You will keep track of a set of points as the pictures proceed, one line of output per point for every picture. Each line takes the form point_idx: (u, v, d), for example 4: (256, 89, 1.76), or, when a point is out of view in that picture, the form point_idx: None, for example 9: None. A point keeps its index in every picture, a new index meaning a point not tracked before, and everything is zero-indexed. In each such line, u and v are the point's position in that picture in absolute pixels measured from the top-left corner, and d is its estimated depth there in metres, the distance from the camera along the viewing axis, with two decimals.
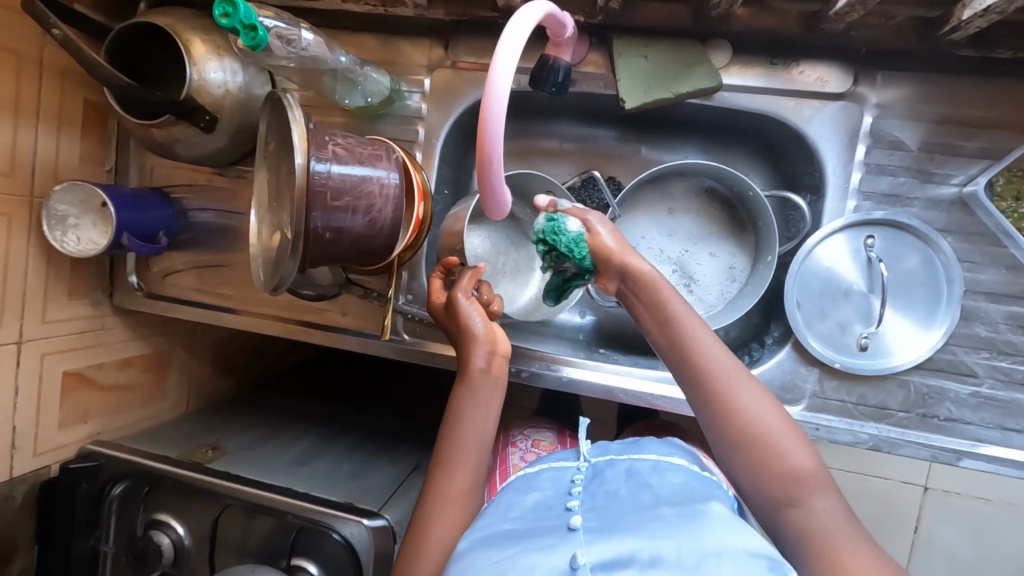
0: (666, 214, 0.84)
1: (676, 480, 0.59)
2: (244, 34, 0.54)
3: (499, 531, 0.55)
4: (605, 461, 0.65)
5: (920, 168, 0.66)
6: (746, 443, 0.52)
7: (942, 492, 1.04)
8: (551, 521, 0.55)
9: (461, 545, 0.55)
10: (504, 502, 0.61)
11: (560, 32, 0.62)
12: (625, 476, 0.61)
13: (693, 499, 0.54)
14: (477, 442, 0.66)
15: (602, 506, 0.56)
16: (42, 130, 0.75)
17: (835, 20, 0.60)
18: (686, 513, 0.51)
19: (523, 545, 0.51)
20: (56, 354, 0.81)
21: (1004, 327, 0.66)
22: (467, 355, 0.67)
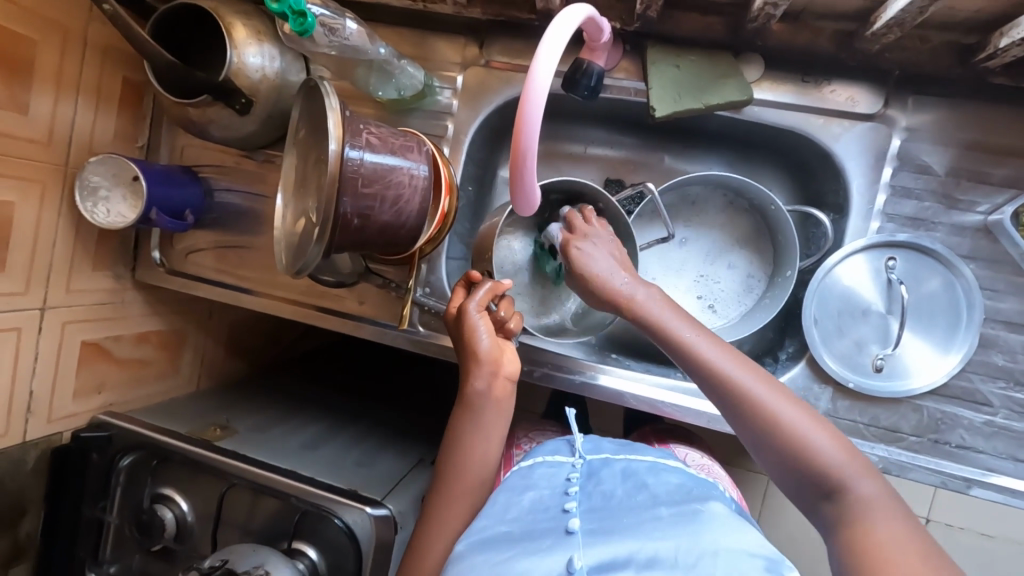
0: (678, 244, 0.84)
1: (672, 480, 0.61)
2: (293, 19, 0.55)
3: (497, 534, 0.55)
4: (599, 460, 0.66)
5: (946, 193, 0.66)
6: (776, 443, 0.54)
7: (946, 526, 1.03)
8: (548, 522, 0.56)
9: (458, 548, 0.55)
10: (499, 503, 0.60)
11: (597, 36, 0.63)
12: (621, 476, 0.62)
13: (690, 499, 0.56)
14: (480, 438, 0.68)
15: (600, 507, 0.57)
16: (81, 103, 0.76)
17: (871, 41, 0.60)
18: (683, 514, 0.52)
19: (521, 548, 0.52)
20: (77, 323, 0.82)
21: (1022, 357, 0.65)
22: (469, 377, 0.67)
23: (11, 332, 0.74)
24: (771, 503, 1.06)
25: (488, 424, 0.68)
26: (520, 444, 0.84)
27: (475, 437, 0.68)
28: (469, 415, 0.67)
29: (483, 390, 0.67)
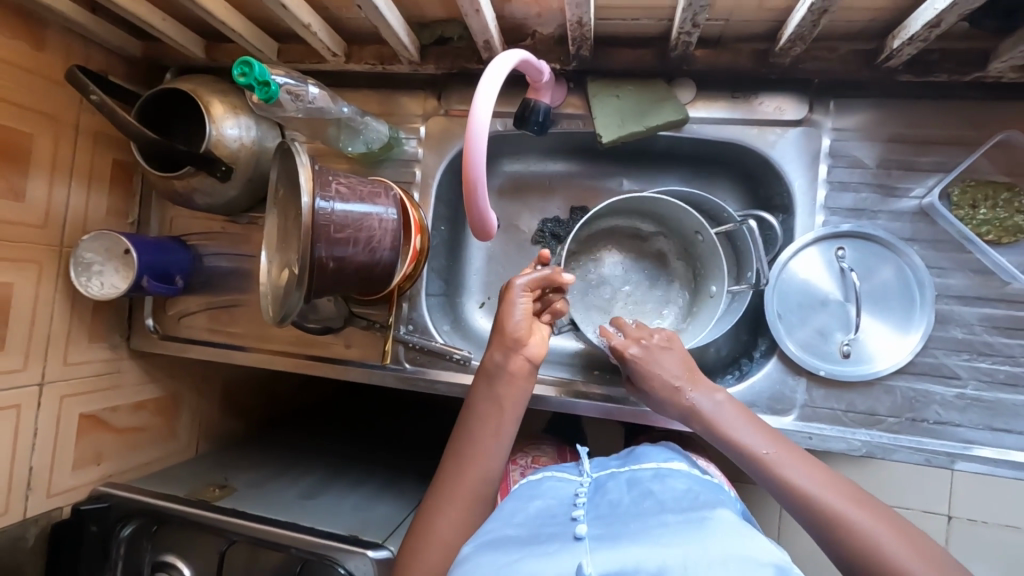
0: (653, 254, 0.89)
1: (679, 486, 0.58)
2: (259, 89, 0.60)
3: (503, 537, 0.53)
4: (606, 474, 0.65)
5: (880, 183, 0.71)
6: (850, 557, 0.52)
7: (968, 520, 1.02)
8: (555, 528, 0.54)
9: (465, 550, 0.54)
10: (507, 509, 0.59)
11: (539, 78, 0.69)
12: (627, 485, 0.60)
13: (699, 505, 0.53)
14: (490, 411, 0.69)
15: (607, 514, 0.55)
16: (74, 186, 0.82)
17: (782, 55, 0.67)
18: (691, 521, 0.49)
19: (528, 551, 0.50)
20: (75, 396, 0.85)
21: (980, 329, 0.68)
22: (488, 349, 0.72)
23: (10, 410, 0.76)
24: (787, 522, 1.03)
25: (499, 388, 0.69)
26: (515, 460, 0.86)
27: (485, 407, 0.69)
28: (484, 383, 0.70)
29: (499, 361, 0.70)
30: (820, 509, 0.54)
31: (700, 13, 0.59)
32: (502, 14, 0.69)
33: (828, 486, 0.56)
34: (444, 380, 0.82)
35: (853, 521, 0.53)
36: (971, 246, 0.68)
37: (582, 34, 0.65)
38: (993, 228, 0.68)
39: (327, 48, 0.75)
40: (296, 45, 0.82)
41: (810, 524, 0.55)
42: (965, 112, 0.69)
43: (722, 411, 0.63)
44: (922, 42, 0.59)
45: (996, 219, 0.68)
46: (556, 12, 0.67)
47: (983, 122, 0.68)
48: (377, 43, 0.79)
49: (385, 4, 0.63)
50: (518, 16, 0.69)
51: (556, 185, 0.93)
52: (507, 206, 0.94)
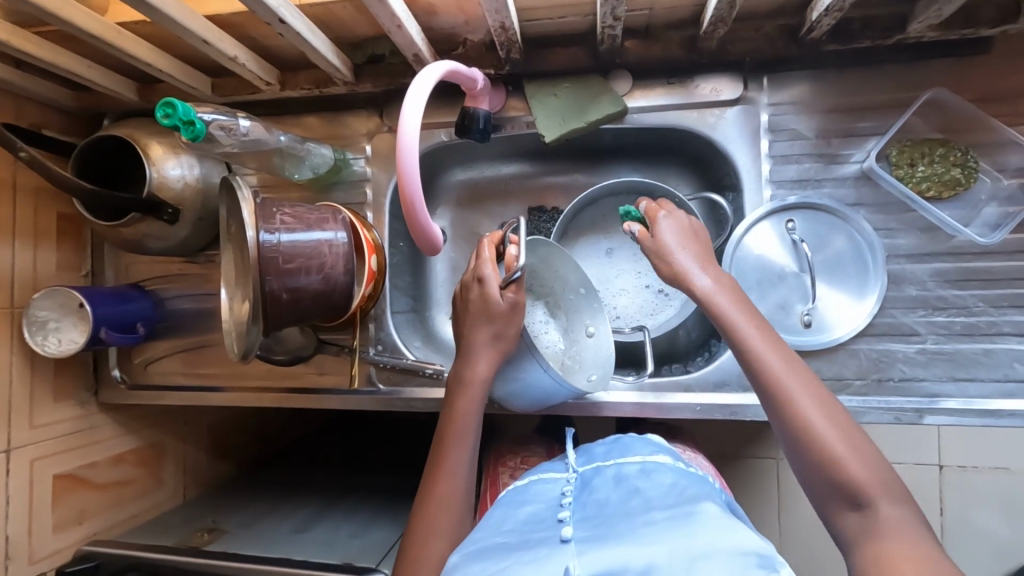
0: (605, 252, 0.88)
1: (665, 482, 0.57)
2: (184, 129, 0.60)
3: (492, 545, 0.53)
4: (592, 469, 0.65)
5: (821, 152, 0.72)
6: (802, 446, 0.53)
7: (959, 468, 1.04)
8: (544, 532, 0.53)
9: (453, 559, 0.53)
10: (496, 516, 0.59)
11: (473, 85, 0.69)
12: (614, 483, 0.59)
13: (685, 501, 0.52)
14: (475, 425, 0.68)
15: (594, 516, 0.54)
16: (19, 246, 0.80)
17: (708, 38, 0.67)
18: (677, 516, 0.49)
19: (516, 558, 0.49)
20: (46, 458, 0.83)
21: (933, 284, 0.69)
22: (472, 359, 0.66)
23: None
24: (786, 510, 1.03)
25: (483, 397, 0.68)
26: (504, 461, 0.86)
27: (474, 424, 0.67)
28: (472, 398, 0.67)
29: (487, 375, 0.66)
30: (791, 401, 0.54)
31: (618, 7, 0.59)
32: (429, 26, 0.68)
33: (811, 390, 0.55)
34: (420, 396, 0.81)
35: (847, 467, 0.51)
36: (914, 205, 0.70)
37: (508, 38, 0.65)
38: (933, 184, 0.69)
39: (259, 77, 0.74)
40: (230, 78, 0.81)
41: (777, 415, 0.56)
42: (893, 74, 0.70)
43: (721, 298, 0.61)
44: (839, 11, 0.60)
45: (935, 174, 0.69)
46: (481, 19, 0.67)
47: (911, 82, 0.69)
48: (311, 68, 0.79)
49: (308, 29, 0.63)
50: (445, 27, 0.69)
51: (511, 189, 0.93)
52: (464, 215, 0.94)
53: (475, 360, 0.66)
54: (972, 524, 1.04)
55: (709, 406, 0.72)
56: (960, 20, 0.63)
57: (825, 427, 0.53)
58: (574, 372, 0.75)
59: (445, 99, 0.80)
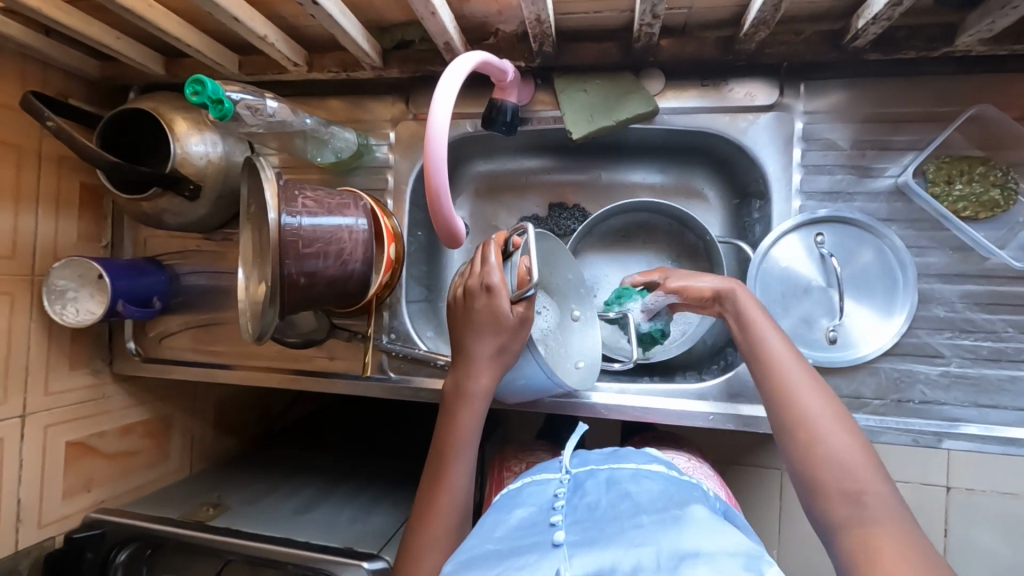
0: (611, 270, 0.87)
1: (654, 488, 0.57)
2: (212, 107, 0.59)
3: (484, 552, 0.52)
4: (585, 471, 0.64)
5: (856, 164, 0.70)
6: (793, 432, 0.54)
7: (967, 490, 1.03)
8: (535, 537, 0.53)
9: (447, 567, 0.53)
10: (489, 522, 0.59)
11: (503, 77, 0.68)
12: (604, 486, 0.59)
13: (673, 505, 0.52)
14: (474, 438, 0.69)
15: (585, 519, 0.54)
16: (42, 214, 0.81)
17: (747, 41, 0.65)
18: (664, 520, 0.49)
19: (507, 566, 0.49)
20: (59, 425, 0.84)
21: (961, 306, 0.67)
22: (473, 371, 0.67)
23: None
24: (789, 523, 1.02)
25: (484, 411, 0.69)
26: (510, 466, 0.86)
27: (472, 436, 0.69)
28: (473, 412, 0.68)
29: (488, 387, 0.67)
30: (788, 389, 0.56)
31: (658, 4, 0.57)
32: (461, 14, 0.67)
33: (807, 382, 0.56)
34: (429, 387, 0.81)
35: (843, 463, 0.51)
36: (949, 224, 0.68)
37: (542, 31, 0.64)
38: (970, 204, 0.67)
39: (287, 58, 0.73)
40: (257, 56, 0.80)
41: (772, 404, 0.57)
42: (936, 87, 0.68)
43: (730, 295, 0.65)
44: (887, 20, 0.58)
45: (973, 194, 0.67)
46: (516, 10, 0.66)
47: (955, 96, 0.67)
48: (339, 50, 0.78)
49: (339, 12, 0.62)
50: (478, 16, 0.68)
51: (534, 183, 0.92)
52: (483, 207, 0.94)
53: (476, 369, 0.67)
54: (976, 547, 1.03)
55: (720, 416, 0.71)
56: (1012, 35, 0.61)
57: (828, 428, 0.53)
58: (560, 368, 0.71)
59: (471, 89, 0.79)
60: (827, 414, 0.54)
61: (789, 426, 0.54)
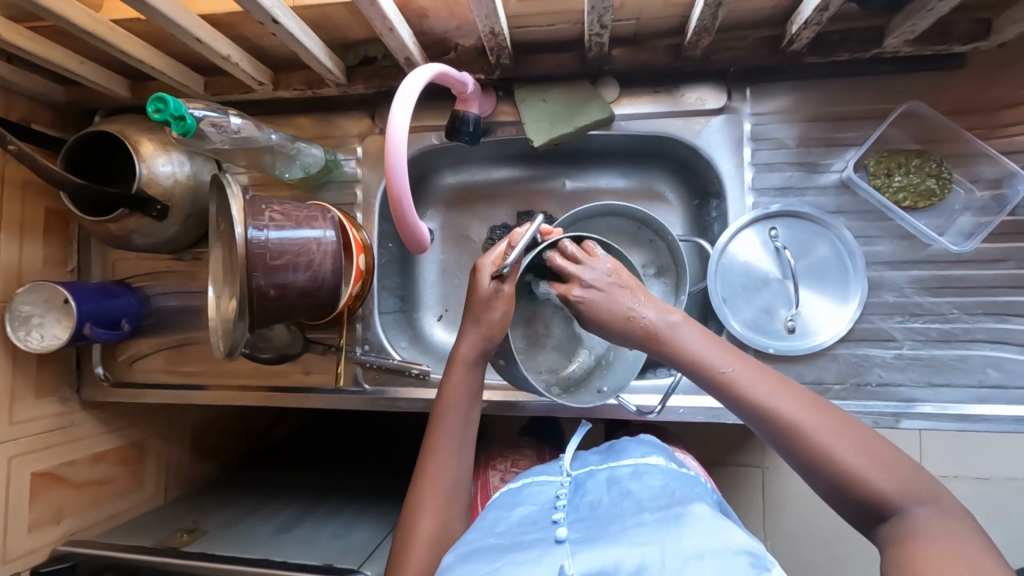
0: None
1: (656, 483, 0.58)
2: (175, 124, 0.60)
3: (485, 546, 0.54)
4: (586, 471, 0.65)
5: (803, 161, 0.73)
6: (807, 463, 0.51)
7: (941, 477, 1.06)
8: (536, 534, 0.54)
9: (448, 559, 0.54)
10: (489, 518, 0.60)
11: (463, 89, 0.71)
12: (606, 485, 0.60)
13: (676, 502, 0.53)
14: (468, 435, 0.69)
15: (587, 517, 0.55)
16: (5, 240, 0.80)
17: (693, 48, 0.69)
18: (668, 517, 0.50)
19: (508, 559, 0.50)
20: (25, 455, 0.82)
21: (910, 291, 0.71)
22: (460, 338, 0.68)
23: None
24: (771, 518, 1.04)
25: (476, 409, 0.70)
26: (494, 464, 0.86)
27: (471, 402, 0.69)
28: (467, 375, 0.68)
29: (475, 386, 0.69)
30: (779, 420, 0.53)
31: (605, 15, 0.60)
32: (421, 29, 0.70)
33: (791, 403, 0.53)
34: (405, 397, 0.81)
35: (872, 480, 0.48)
36: (891, 214, 0.72)
37: (498, 43, 0.66)
38: (910, 194, 0.71)
39: (252, 76, 0.74)
40: (223, 77, 0.82)
41: (771, 437, 0.53)
42: (871, 87, 0.72)
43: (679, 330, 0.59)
44: (818, 24, 0.62)
45: (911, 185, 0.72)
46: (473, 24, 0.68)
47: (888, 94, 0.72)
48: (305, 68, 0.80)
49: (302, 30, 0.64)
50: (437, 31, 0.70)
51: (502, 192, 0.94)
52: (454, 217, 0.95)
53: (462, 369, 0.68)
54: None
55: (691, 409, 0.73)
56: (935, 36, 0.66)
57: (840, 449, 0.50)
58: (580, 392, 0.70)
59: (435, 102, 0.81)
60: (829, 433, 0.50)
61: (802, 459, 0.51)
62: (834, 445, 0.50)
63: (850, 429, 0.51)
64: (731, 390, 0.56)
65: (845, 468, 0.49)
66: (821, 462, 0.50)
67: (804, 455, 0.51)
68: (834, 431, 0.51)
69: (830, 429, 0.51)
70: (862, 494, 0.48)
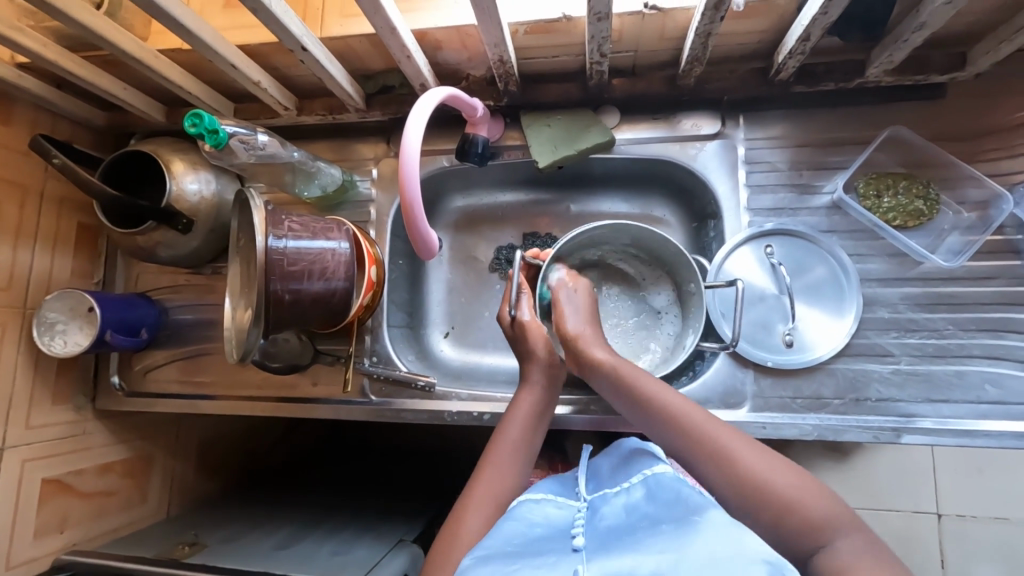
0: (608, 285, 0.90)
1: (671, 495, 0.56)
2: (208, 137, 0.65)
3: (501, 551, 0.53)
4: (600, 495, 0.63)
5: (795, 183, 0.77)
6: (739, 485, 0.55)
7: (957, 516, 1.04)
8: (551, 546, 0.54)
9: (465, 563, 0.53)
10: (504, 526, 0.58)
11: (473, 113, 0.76)
12: (623, 508, 0.58)
13: (690, 511, 0.52)
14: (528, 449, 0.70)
15: (604, 533, 0.54)
16: (39, 250, 0.85)
17: (687, 77, 0.74)
18: (682, 529, 0.49)
19: (521, 565, 0.50)
20: (37, 460, 0.83)
21: (904, 307, 0.72)
22: (529, 367, 0.74)
23: None
24: None
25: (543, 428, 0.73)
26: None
27: (540, 420, 0.72)
28: (535, 394, 0.72)
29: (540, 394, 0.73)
30: (715, 445, 0.58)
31: (604, 44, 0.65)
32: (436, 60, 0.76)
33: (722, 430, 0.59)
34: (411, 408, 0.83)
35: (803, 504, 0.53)
36: (883, 233, 0.75)
37: (506, 71, 0.72)
38: (899, 214, 0.74)
39: (279, 102, 0.81)
40: (252, 103, 0.88)
41: (708, 465, 0.57)
42: (857, 116, 0.77)
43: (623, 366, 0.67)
44: (802, 54, 0.66)
45: (900, 205, 0.75)
46: (483, 56, 0.75)
47: (873, 122, 0.76)
48: (327, 96, 0.86)
49: (327, 58, 0.70)
50: (451, 62, 0.77)
51: (508, 214, 0.99)
52: (462, 238, 1.00)
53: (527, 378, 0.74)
54: (968, 569, 1.02)
55: None
56: (912, 67, 0.71)
57: (768, 473, 0.55)
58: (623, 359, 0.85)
59: (447, 128, 0.87)
60: (757, 460, 0.56)
61: (736, 484, 0.55)
62: (762, 472, 0.55)
63: (770, 454, 0.57)
64: (661, 416, 0.61)
65: (775, 491, 0.54)
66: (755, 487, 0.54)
67: (736, 481, 0.55)
68: (760, 460, 0.56)
69: (757, 456, 0.56)
70: (795, 520, 0.52)
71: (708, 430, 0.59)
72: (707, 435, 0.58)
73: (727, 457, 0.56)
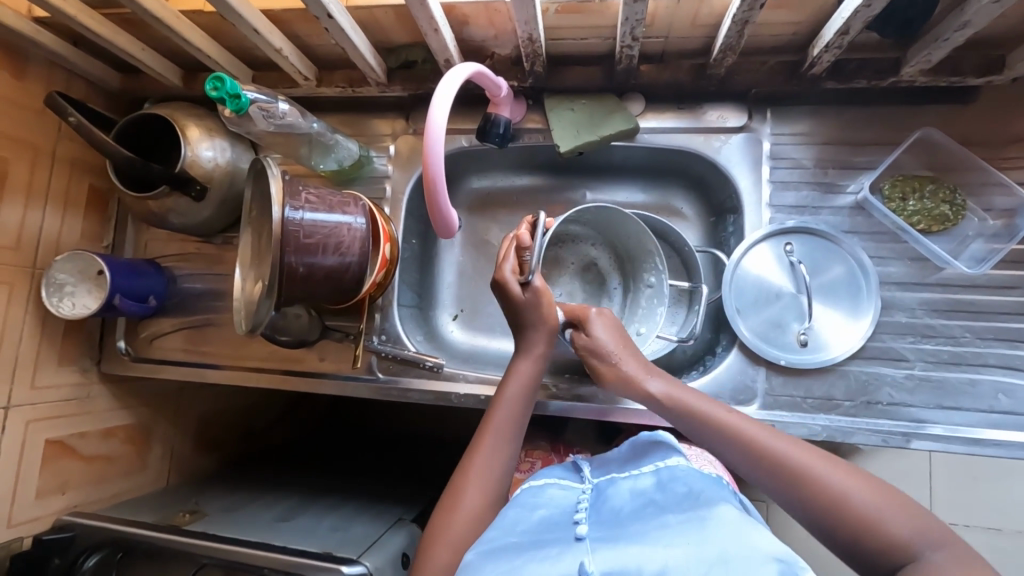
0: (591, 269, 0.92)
1: (680, 489, 0.56)
2: (229, 101, 0.64)
3: (508, 542, 0.53)
4: (605, 480, 0.63)
5: (819, 181, 0.76)
6: (811, 500, 0.53)
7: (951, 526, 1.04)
8: (557, 534, 0.54)
9: (468, 557, 0.53)
10: (509, 514, 0.58)
11: (497, 93, 0.75)
12: (628, 492, 0.59)
13: (699, 504, 0.52)
14: (519, 419, 0.70)
15: (609, 520, 0.55)
16: (49, 211, 0.84)
17: (717, 66, 0.73)
18: (692, 520, 0.49)
19: (530, 557, 0.50)
20: (41, 420, 0.83)
21: (921, 313, 0.72)
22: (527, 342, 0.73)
23: None
24: None
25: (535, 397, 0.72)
26: None
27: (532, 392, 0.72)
28: (531, 364, 0.72)
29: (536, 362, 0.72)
30: (777, 458, 0.56)
31: (637, 27, 0.64)
32: (462, 36, 0.75)
33: (785, 445, 0.56)
34: (418, 388, 0.82)
35: (885, 520, 0.49)
36: (905, 236, 0.74)
37: (533, 50, 0.70)
38: (924, 218, 0.74)
39: (299, 72, 0.79)
40: (272, 72, 0.87)
41: (773, 480, 0.56)
42: (886, 116, 0.75)
43: (682, 393, 0.64)
44: (838, 48, 0.65)
45: (925, 209, 0.74)
46: (510, 34, 0.73)
47: (902, 123, 0.75)
48: (347, 68, 0.85)
49: (352, 28, 0.68)
50: (476, 39, 0.75)
51: (523, 200, 0.98)
52: (476, 221, 0.99)
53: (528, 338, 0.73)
54: None
55: None
56: (948, 69, 0.69)
57: (835, 481, 0.52)
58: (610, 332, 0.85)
59: (468, 107, 0.85)
60: (828, 471, 0.53)
61: (804, 496, 0.53)
62: (834, 483, 0.52)
63: (840, 464, 0.54)
64: (722, 434, 0.60)
65: (863, 513, 0.50)
66: (815, 498, 0.53)
67: (799, 494, 0.54)
68: (836, 472, 0.53)
69: (841, 472, 0.53)
70: (873, 537, 0.49)
71: (769, 446, 0.57)
72: (766, 449, 0.57)
73: (793, 470, 0.54)
